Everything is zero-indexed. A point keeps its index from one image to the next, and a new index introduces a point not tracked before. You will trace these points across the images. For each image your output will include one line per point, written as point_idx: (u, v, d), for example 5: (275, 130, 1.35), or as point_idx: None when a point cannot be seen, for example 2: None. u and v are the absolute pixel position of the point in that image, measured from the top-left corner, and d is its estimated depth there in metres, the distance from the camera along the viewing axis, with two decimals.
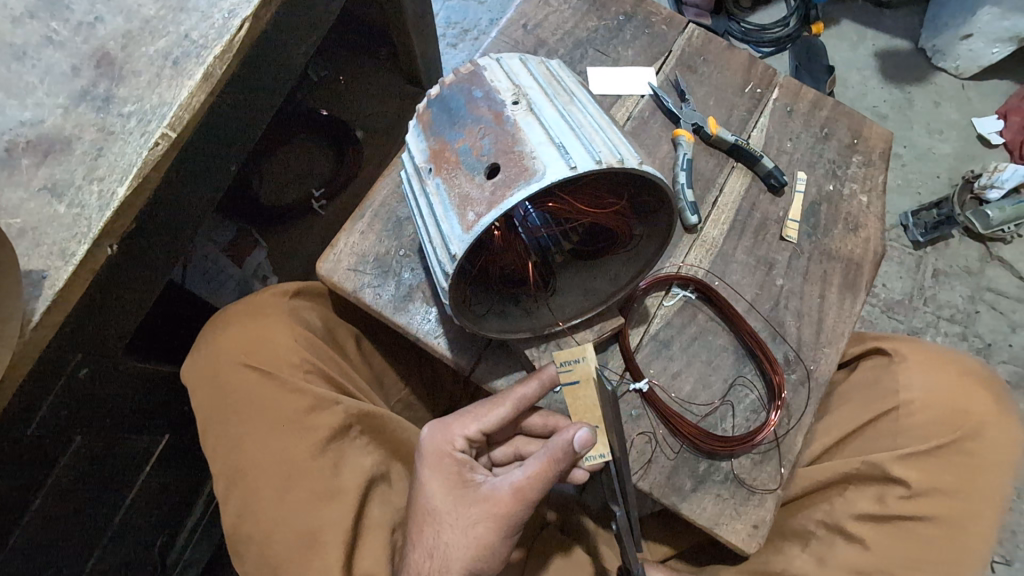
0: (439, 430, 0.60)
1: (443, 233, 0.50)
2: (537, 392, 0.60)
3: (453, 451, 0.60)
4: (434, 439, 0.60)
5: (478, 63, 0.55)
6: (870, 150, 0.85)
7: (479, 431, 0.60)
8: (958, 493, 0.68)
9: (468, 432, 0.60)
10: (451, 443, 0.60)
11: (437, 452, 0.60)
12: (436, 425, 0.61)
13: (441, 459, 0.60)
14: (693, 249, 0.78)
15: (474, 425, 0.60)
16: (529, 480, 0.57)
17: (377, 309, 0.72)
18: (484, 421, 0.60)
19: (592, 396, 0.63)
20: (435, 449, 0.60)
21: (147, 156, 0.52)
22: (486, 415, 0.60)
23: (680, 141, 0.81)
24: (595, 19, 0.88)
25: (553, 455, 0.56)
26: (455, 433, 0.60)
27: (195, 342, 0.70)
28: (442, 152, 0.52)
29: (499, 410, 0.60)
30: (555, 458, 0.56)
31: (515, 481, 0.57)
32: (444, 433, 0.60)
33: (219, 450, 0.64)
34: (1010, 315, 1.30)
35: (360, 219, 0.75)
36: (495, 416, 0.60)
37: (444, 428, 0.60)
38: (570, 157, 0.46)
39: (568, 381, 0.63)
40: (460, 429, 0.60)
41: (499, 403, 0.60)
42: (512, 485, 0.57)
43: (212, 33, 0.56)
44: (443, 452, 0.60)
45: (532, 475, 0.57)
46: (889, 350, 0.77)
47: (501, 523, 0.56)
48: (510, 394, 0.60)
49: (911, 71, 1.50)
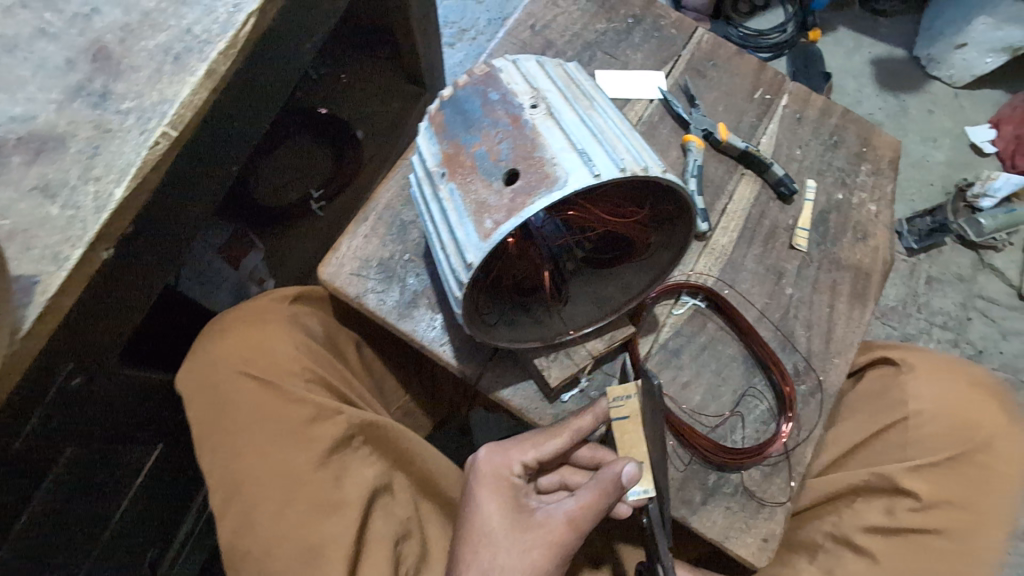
0: (497, 453, 0.63)
1: (457, 241, 0.48)
2: (592, 426, 0.62)
3: (509, 476, 0.62)
4: (492, 462, 0.62)
5: (493, 65, 0.54)
6: (878, 159, 0.84)
7: (535, 459, 0.62)
8: (968, 506, 0.68)
9: (524, 458, 0.62)
10: (508, 467, 0.62)
11: (493, 474, 0.62)
12: (494, 449, 0.63)
13: (497, 482, 0.61)
14: (702, 257, 0.77)
15: (531, 453, 0.62)
16: (581, 510, 0.57)
17: (381, 315, 0.70)
18: (540, 449, 0.62)
19: (639, 433, 0.64)
20: (492, 472, 0.62)
21: (147, 156, 0.49)
22: (544, 444, 0.62)
23: (690, 146, 0.80)
24: (603, 22, 0.87)
25: (603, 486, 0.56)
26: (512, 458, 0.63)
27: (190, 349, 0.68)
28: (457, 156, 0.50)
29: (557, 440, 0.62)
30: (605, 490, 0.56)
31: (567, 510, 0.57)
32: (502, 456, 0.62)
33: (216, 462, 0.62)
34: (1001, 323, 1.31)
35: (364, 222, 0.73)
36: (552, 445, 0.62)
37: (502, 452, 0.63)
38: (593, 165, 0.44)
39: (618, 416, 0.64)
40: (517, 454, 0.63)
41: (556, 434, 0.62)
42: (565, 514, 0.57)
43: (216, 27, 0.53)
44: (500, 475, 0.62)
45: (583, 506, 0.57)
46: (897, 359, 0.77)
47: (555, 550, 0.57)
48: (567, 426, 0.62)
49: (910, 79, 1.50)
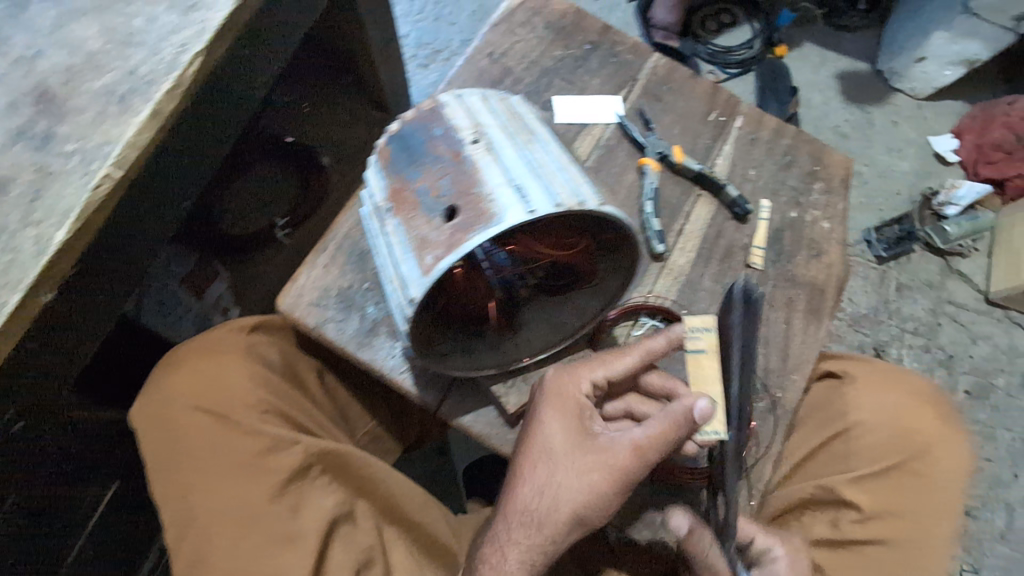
0: (568, 372, 0.58)
1: (402, 275, 0.49)
2: (664, 348, 0.59)
3: (580, 396, 0.57)
4: (562, 380, 0.57)
5: (437, 99, 0.55)
6: (830, 177, 0.87)
7: (607, 378, 0.57)
8: (909, 515, 0.67)
9: (595, 377, 0.58)
10: (579, 387, 0.57)
11: (562, 392, 0.57)
12: (564, 367, 0.58)
13: (565, 401, 0.56)
14: (660, 278, 0.78)
15: (602, 371, 0.58)
16: (651, 439, 0.53)
17: (340, 345, 0.70)
18: (612, 369, 0.57)
19: (714, 371, 0.59)
20: (562, 390, 0.57)
21: (89, 198, 0.49)
22: (616, 364, 0.58)
23: (646, 170, 0.81)
24: (561, 49, 0.89)
25: (677, 417, 0.53)
26: (584, 378, 0.58)
27: (144, 385, 0.67)
28: (401, 191, 0.51)
29: (630, 360, 0.58)
30: (679, 423, 0.53)
31: (635, 439, 0.53)
32: (573, 376, 0.57)
33: (169, 500, 0.61)
34: (969, 327, 1.33)
35: (323, 252, 0.73)
36: (624, 365, 0.58)
37: (572, 372, 0.58)
38: (529, 201, 0.45)
39: (694, 348, 0.60)
40: (588, 372, 0.58)
41: (629, 352, 0.59)
42: (632, 443, 0.53)
43: (161, 68, 0.54)
44: (570, 395, 0.57)
45: (653, 435, 0.53)
46: (839, 370, 0.77)
47: (618, 477, 0.53)
48: (641, 346, 0.59)
49: (870, 94, 1.55)
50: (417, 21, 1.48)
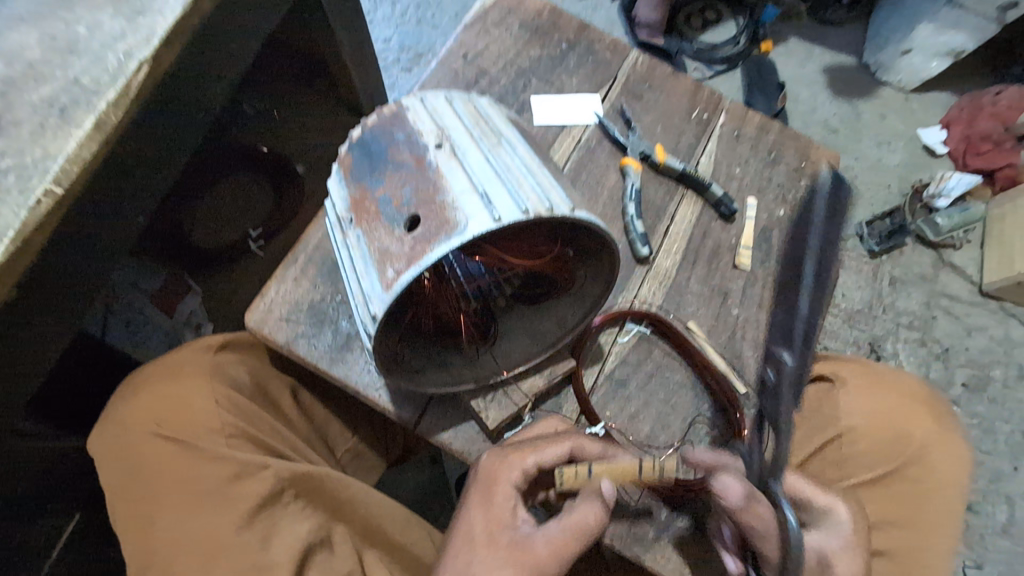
0: (500, 458, 0.57)
1: (364, 290, 0.47)
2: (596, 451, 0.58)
3: (508, 485, 0.56)
4: (492, 468, 0.57)
5: (401, 103, 0.52)
6: (818, 173, 0.84)
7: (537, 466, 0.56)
8: (907, 525, 0.64)
9: (527, 466, 0.56)
10: (509, 475, 0.56)
11: (490, 480, 0.56)
12: (496, 453, 0.58)
13: (492, 490, 0.56)
14: (645, 282, 0.75)
15: (531, 457, 0.56)
16: (567, 535, 0.53)
17: (312, 362, 0.66)
18: (544, 457, 0.57)
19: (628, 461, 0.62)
20: (490, 479, 0.56)
21: (27, 216, 0.46)
22: (549, 450, 0.57)
23: (627, 170, 0.78)
24: (537, 48, 0.86)
25: (597, 510, 0.54)
26: (514, 467, 0.56)
27: (104, 411, 0.64)
28: (363, 201, 0.48)
29: (562, 450, 0.57)
30: (599, 516, 0.54)
31: (551, 534, 0.53)
32: (504, 464, 0.56)
33: (130, 533, 0.58)
34: (964, 319, 1.31)
35: (293, 264, 0.69)
36: (557, 455, 0.57)
37: (503, 460, 0.57)
38: (494, 208, 0.42)
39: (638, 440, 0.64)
40: (520, 460, 0.56)
41: (560, 439, 0.58)
42: (549, 538, 0.53)
43: (106, 77, 0.51)
44: (498, 484, 0.56)
45: (571, 529, 0.53)
46: (829, 373, 0.73)
47: None
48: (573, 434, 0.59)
49: (857, 87, 1.53)
50: (398, 25, 1.45)
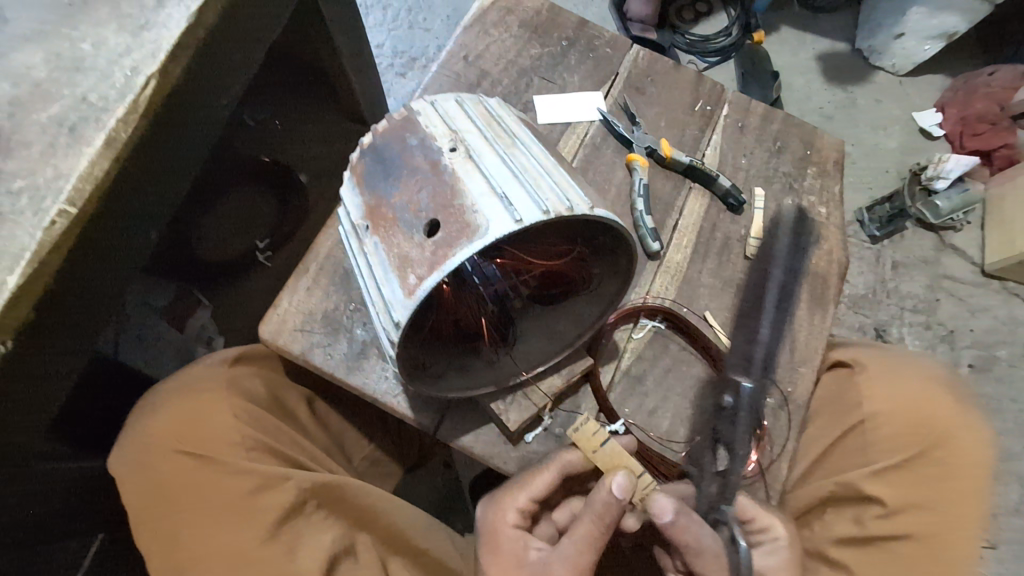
0: (491, 508, 0.60)
1: (385, 298, 0.46)
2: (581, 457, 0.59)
3: (508, 527, 0.58)
4: (489, 517, 0.60)
5: (411, 107, 0.52)
6: (823, 161, 0.84)
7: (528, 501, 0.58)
8: (934, 506, 0.64)
9: (519, 502, 0.58)
10: (505, 519, 0.59)
11: (493, 531, 0.59)
12: (488, 503, 0.60)
13: (497, 539, 0.59)
14: (657, 276, 0.75)
15: (522, 495, 0.58)
16: (580, 549, 0.55)
17: (328, 371, 0.65)
18: (533, 489, 0.58)
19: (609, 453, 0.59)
20: (492, 532, 0.59)
21: (42, 239, 0.47)
22: (534, 482, 0.58)
23: (634, 166, 0.78)
24: (537, 47, 0.86)
25: (597, 512, 0.54)
26: (508, 508, 0.59)
27: (122, 429, 0.64)
28: (379, 208, 0.48)
29: (548, 477, 0.58)
30: (602, 517, 0.54)
31: (565, 557, 0.55)
32: (497, 510, 0.59)
33: (154, 551, 0.57)
34: (968, 300, 1.31)
35: (305, 274, 0.69)
36: (545, 482, 0.58)
37: (496, 505, 0.59)
38: (515, 210, 0.42)
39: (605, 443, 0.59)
40: (511, 501, 0.59)
41: (544, 467, 0.59)
42: (566, 561, 0.55)
43: (113, 93, 0.52)
44: (499, 530, 0.59)
45: (582, 543, 0.55)
46: (848, 360, 0.75)
47: None
48: (555, 458, 0.59)
49: (853, 73, 1.53)
50: (391, 30, 1.45)
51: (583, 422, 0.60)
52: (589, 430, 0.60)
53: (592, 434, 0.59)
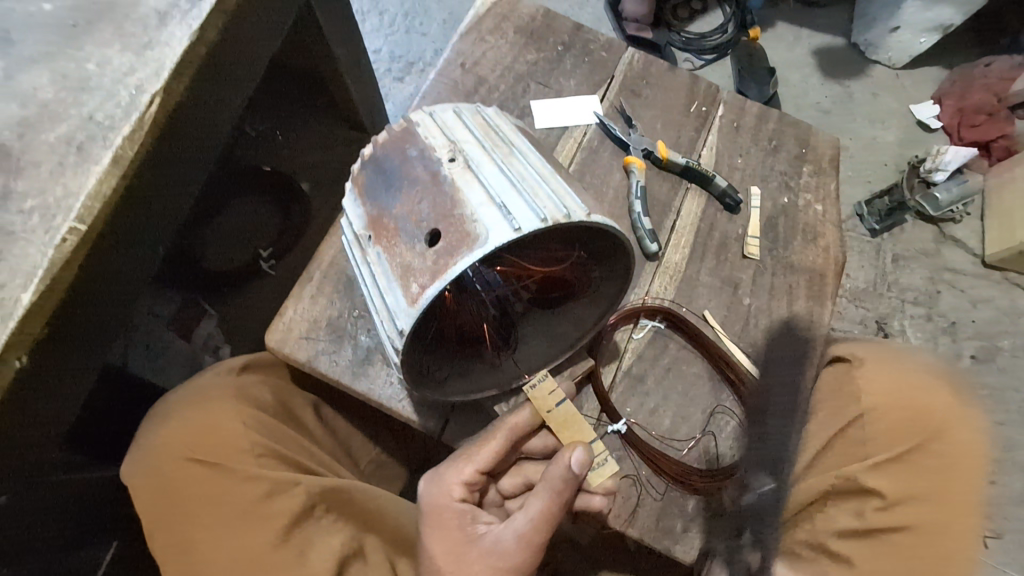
0: (435, 484, 0.56)
1: (388, 306, 0.48)
2: (530, 420, 0.56)
3: (454, 499, 0.55)
4: (432, 493, 0.56)
5: (411, 119, 0.53)
6: (819, 159, 0.85)
7: (477, 472, 0.55)
8: (936, 498, 0.61)
9: (465, 477, 0.55)
10: (449, 494, 0.55)
11: (437, 507, 0.55)
12: (432, 479, 0.57)
13: (442, 515, 0.55)
14: (656, 278, 0.76)
15: (470, 467, 0.55)
16: (533, 523, 0.52)
17: (334, 378, 0.66)
18: (478, 460, 0.55)
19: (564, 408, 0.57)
20: (434, 508, 0.55)
21: (54, 255, 0.48)
22: (479, 454, 0.56)
23: (631, 169, 0.79)
24: (533, 52, 0.87)
25: (551, 486, 0.52)
26: (453, 482, 0.55)
27: (134, 439, 0.65)
28: (381, 218, 0.49)
29: (494, 445, 0.56)
30: (555, 489, 0.52)
31: (517, 529, 0.52)
32: (441, 485, 0.56)
33: (167, 557, 0.58)
34: (969, 291, 1.32)
35: (309, 282, 0.70)
36: (491, 452, 0.56)
37: (439, 480, 0.56)
38: (514, 219, 0.43)
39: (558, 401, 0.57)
40: (456, 476, 0.55)
41: (492, 436, 0.56)
42: (517, 535, 0.52)
43: (119, 112, 0.53)
44: (443, 505, 0.55)
45: (534, 517, 0.52)
46: (847, 354, 0.73)
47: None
48: (504, 425, 0.56)
49: (849, 68, 1.53)
50: (389, 35, 1.46)
51: (540, 379, 0.57)
52: (545, 388, 0.57)
53: (548, 393, 0.57)
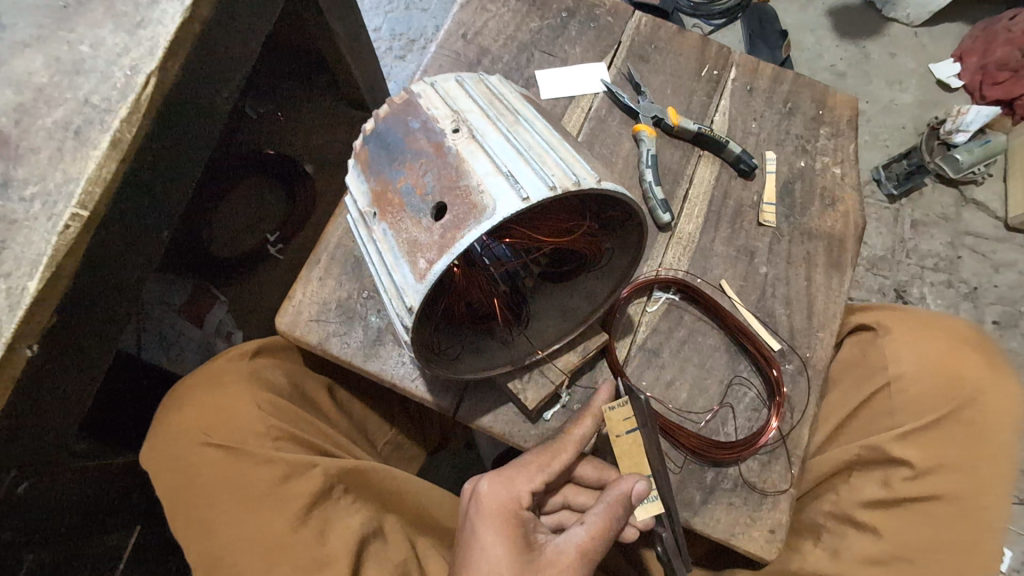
0: (504, 485, 0.54)
1: (397, 283, 0.47)
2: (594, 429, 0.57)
3: (518, 506, 0.53)
4: (497, 495, 0.53)
5: (411, 90, 0.51)
6: (836, 120, 0.82)
7: (543, 483, 0.55)
8: (961, 466, 0.63)
9: (534, 485, 0.54)
10: (517, 500, 0.54)
11: (499, 510, 0.53)
12: (498, 479, 0.54)
13: (505, 518, 0.53)
14: (669, 249, 0.74)
15: (539, 477, 0.55)
16: (592, 539, 0.51)
17: (346, 360, 0.66)
18: (548, 471, 0.55)
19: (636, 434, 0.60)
20: (497, 509, 0.53)
21: (57, 243, 0.48)
22: (551, 464, 0.55)
23: (641, 136, 0.76)
24: (537, 19, 0.84)
25: (612, 507, 0.52)
26: (521, 488, 0.54)
27: (153, 425, 0.66)
28: (385, 193, 0.48)
29: (567, 456, 0.56)
30: (615, 510, 0.52)
31: (578, 542, 0.51)
32: (509, 488, 0.54)
33: (191, 539, 0.60)
34: (991, 256, 1.28)
35: (316, 264, 0.69)
36: (562, 463, 0.56)
37: (507, 483, 0.54)
38: (521, 188, 0.42)
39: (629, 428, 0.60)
40: (525, 483, 0.54)
41: (562, 448, 0.56)
42: (577, 548, 0.51)
43: (115, 94, 0.52)
44: (508, 509, 0.53)
45: (595, 533, 0.51)
46: (871, 323, 0.73)
47: None
48: (571, 436, 0.57)
49: (866, 25, 1.47)
50: (388, 13, 1.42)
51: (619, 404, 0.59)
52: (621, 413, 0.59)
53: (624, 418, 0.60)
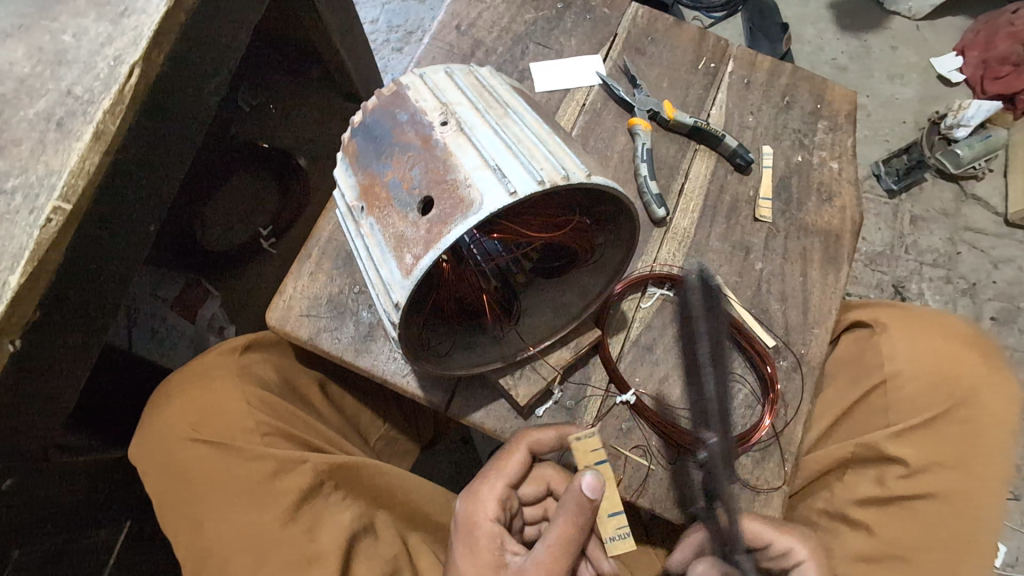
0: (470, 501, 0.57)
1: (384, 279, 0.46)
2: (553, 437, 0.58)
3: (485, 520, 0.55)
4: (467, 511, 0.56)
5: (400, 81, 0.50)
6: (835, 114, 0.81)
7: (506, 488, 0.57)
8: (956, 464, 0.63)
9: (498, 493, 0.56)
10: (482, 512, 0.56)
11: (469, 526, 0.56)
12: (466, 495, 0.57)
13: (475, 532, 0.55)
14: (665, 244, 0.73)
15: (500, 484, 0.57)
16: (551, 552, 0.51)
17: (337, 355, 0.65)
18: (508, 475, 0.57)
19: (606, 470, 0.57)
20: (468, 526, 0.56)
21: (40, 237, 0.47)
22: (510, 470, 0.57)
23: (637, 130, 0.75)
24: (532, 11, 0.83)
25: (568, 513, 0.51)
26: (486, 500, 0.56)
27: (142, 422, 0.65)
28: (372, 187, 0.48)
29: (521, 457, 0.57)
30: (571, 515, 0.51)
31: (536, 558, 0.52)
32: (474, 501, 0.56)
33: (180, 535, 0.59)
34: (990, 252, 1.27)
35: (307, 259, 0.68)
36: (519, 465, 0.57)
37: (474, 496, 0.57)
38: (510, 182, 0.41)
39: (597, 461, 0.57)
40: (488, 493, 0.56)
41: (517, 449, 0.58)
42: (536, 564, 0.51)
43: (98, 85, 0.51)
44: (478, 525, 0.55)
45: (552, 545, 0.51)
46: (869, 320, 0.72)
47: None
48: (527, 436, 0.58)
49: (867, 19, 1.45)
50: (384, 4, 1.41)
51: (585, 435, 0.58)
52: (588, 444, 0.58)
53: (591, 450, 0.58)
